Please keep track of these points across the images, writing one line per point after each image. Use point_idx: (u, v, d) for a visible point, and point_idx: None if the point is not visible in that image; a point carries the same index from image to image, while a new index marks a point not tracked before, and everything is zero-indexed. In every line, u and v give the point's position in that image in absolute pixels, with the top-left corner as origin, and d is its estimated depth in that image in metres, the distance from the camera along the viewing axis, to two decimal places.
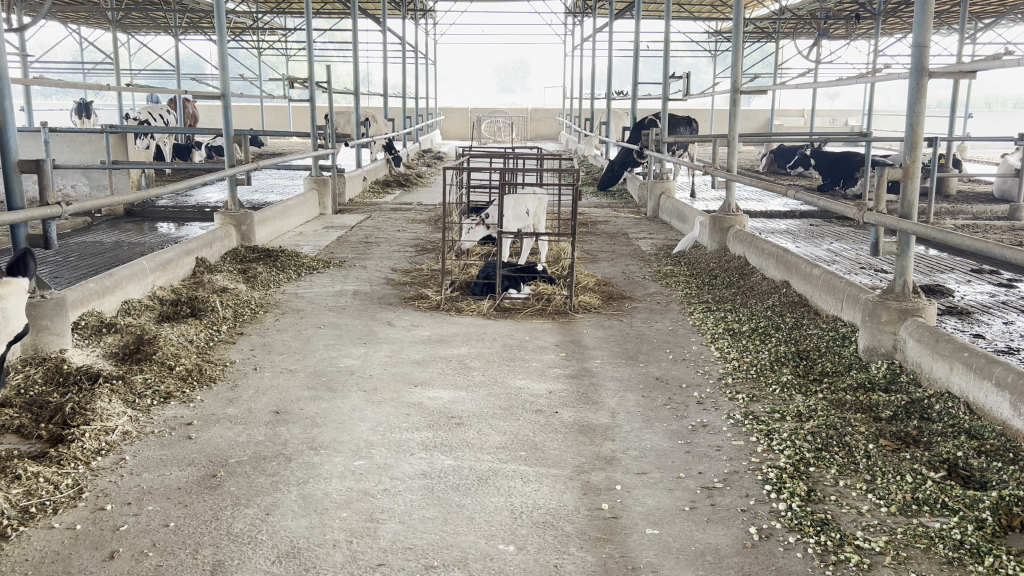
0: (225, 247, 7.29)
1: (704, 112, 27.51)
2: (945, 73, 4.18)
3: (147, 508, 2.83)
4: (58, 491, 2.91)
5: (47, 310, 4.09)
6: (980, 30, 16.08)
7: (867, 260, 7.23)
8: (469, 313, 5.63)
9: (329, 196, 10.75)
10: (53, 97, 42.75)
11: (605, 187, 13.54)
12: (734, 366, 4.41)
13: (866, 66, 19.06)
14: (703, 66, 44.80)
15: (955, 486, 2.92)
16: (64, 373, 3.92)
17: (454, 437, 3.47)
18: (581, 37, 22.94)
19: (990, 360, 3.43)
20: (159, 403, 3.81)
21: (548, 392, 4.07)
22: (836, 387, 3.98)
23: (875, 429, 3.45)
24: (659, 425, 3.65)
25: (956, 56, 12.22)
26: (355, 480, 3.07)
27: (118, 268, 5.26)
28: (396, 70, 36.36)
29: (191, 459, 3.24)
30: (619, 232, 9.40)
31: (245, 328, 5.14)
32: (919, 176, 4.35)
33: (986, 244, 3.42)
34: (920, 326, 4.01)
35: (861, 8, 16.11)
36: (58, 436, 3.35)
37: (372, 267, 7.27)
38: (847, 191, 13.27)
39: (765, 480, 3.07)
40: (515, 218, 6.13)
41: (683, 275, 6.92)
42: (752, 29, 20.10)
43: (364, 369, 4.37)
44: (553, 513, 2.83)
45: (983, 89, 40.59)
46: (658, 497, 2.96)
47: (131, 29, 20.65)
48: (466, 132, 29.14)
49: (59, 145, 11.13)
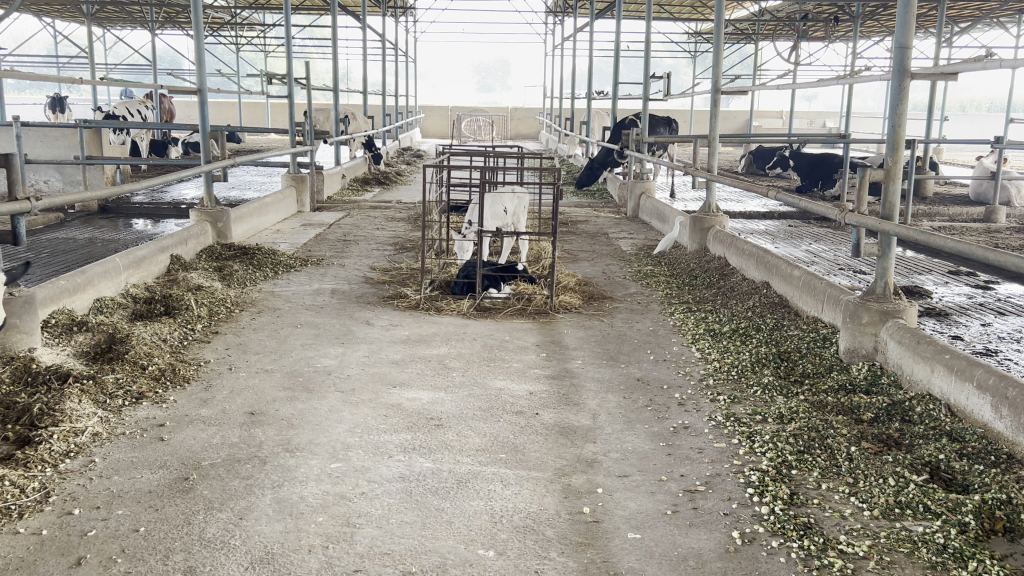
0: (201, 244, 7.18)
1: (685, 113, 27.59)
2: (925, 76, 4.17)
3: (116, 512, 2.75)
4: (24, 494, 2.82)
5: (15, 308, 3.99)
6: (957, 34, 16.26)
7: (846, 261, 7.25)
8: (448, 313, 5.57)
9: (307, 193, 10.65)
10: (26, 91, 42.35)
11: (583, 185, 13.61)
12: (715, 368, 4.38)
13: (844, 69, 19.24)
14: (685, 67, 45.01)
15: (937, 490, 2.90)
16: (33, 373, 3.82)
17: (434, 439, 3.41)
18: (562, 36, 22.93)
19: (971, 363, 3.42)
20: (131, 404, 3.73)
21: (529, 393, 4.03)
22: (817, 389, 3.96)
23: (857, 431, 3.43)
24: (640, 426, 3.61)
25: (935, 60, 12.32)
26: (332, 483, 3.00)
27: (90, 265, 5.15)
28: (377, 66, 36.29)
29: (162, 461, 3.16)
30: (599, 231, 9.37)
31: (221, 328, 5.05)
32: (901, 178, 4.35)
33: (967, 245, 3.39)
34: (902, 328, 4.00)
35: (841, 11, 16.27)
36: (25, 437, 3.25)
37: (351, 266, 7.19)
38: (826, 193, 13.34)
39: (747, 482, 3.04)
40: (493, 217, 6.07)
41: (664, 275, 6.90)
42: (732, 31, 20.22)
43: (342, 370, 4.30)
44: (534, 517, 2.79)
45: (959, 93, 41.12)
46: (639, 501, 2.92)
47: (107, 22, 20.41)
48: (446, 130, 29.03)
49: (31, 139, 10.94)
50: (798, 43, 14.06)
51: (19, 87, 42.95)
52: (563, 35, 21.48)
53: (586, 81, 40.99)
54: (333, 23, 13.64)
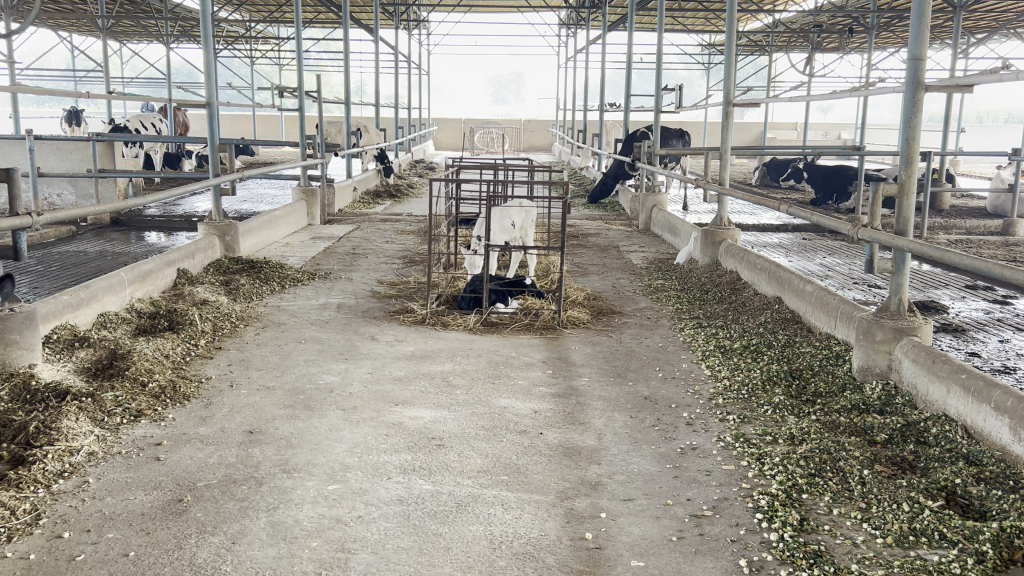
0: (208, 258, 7.15)
1: (699, 126, 27.58)
2: (940, 87, 4.06)
3: (107, 535, 2.69)
4: (14, 517, 2.76)
5: (16, 324, 3.94)
6: (973, 45, 16.11)
7: (860, 275, 7.14)
8: (455, 328, 5.50)
9: (317, 206, 10.64)
10: (45, 104, 42.92)
11: (596, 199, 13.52)
12: (725, 386, 4.28)
13: (860, 80, 19.03)
14: (699, 79, 45.28)
15: (954, 516, 2.79)
16: (32, 391, 3.77)
17: (435, 460, 3.34)
18: (575, 49, 22.94)
19: (988, 384, 3.31)
20: (129, 422, 3.67)
21: (534, 411, 3.94)
22: (829, 409, 3.86)
23: (871, 453, 3.33)
24: (647, 447, 3.52)
25: (949, 71, 12.15)
26: (328, 506, 2.93)
27: (94, 279, 5.12)
28: (390, 79, 36.41)
29: (157, 482, 3.09)
30: (611, 244, 9.30)
31: (224, 343, 5.00)
32: (915, 192, 4.23)
33: (983, 264, 3.29)
34: (916, 345, 3.90)
35: (856, 22, 16.22)
36: (19, 456, 3.20)
37: (358, 280, 7.15)
38: (841, 206, 13.19)
39: (755, 507, 2.94)
40: (501, 231, 6.00)
41: (675, 289, 6.81)
42: (746, 42, 20.14)
43: (344, 388, 4.23)
44: (534, 543, 2.70)
45: (975, 102, 41.14)
46: (644, 526, 2.83)
47: (124, 37, 20.54)
48: (459, 142, 29.07)
49: (45, 152, 10.98)
50: (812, 56, 13.99)
51: (39, 101, 43.41)
52: (575, 47, 21.40)
53: (600, 93, 41.03)
54: (344, 36, 13.38)
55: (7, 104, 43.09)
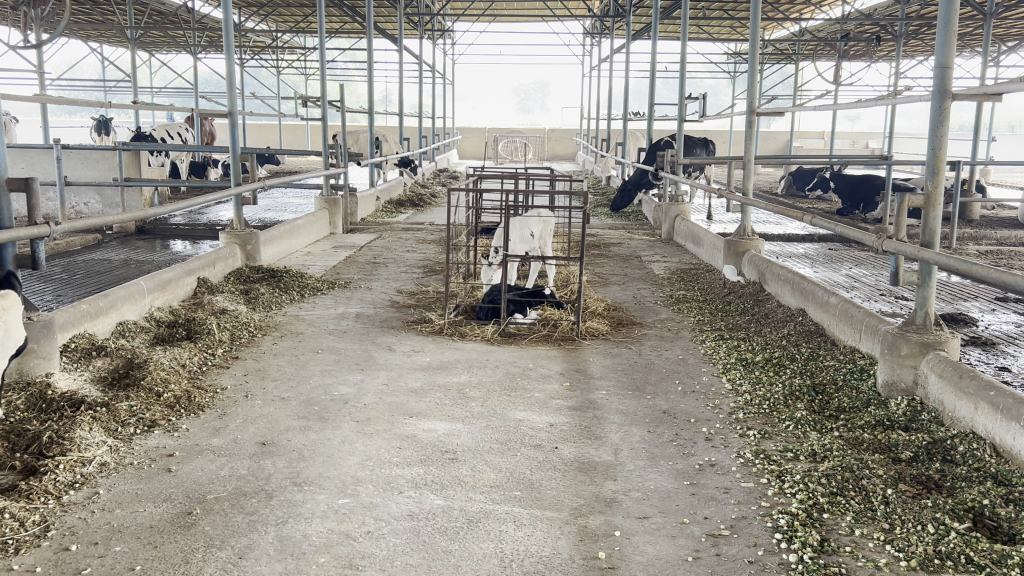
0: (229, 266, 7.16)
1: (723, 134, 27.43)
2: (967, 95, 3.94)
3: (113, 549, 2.66)
4: (22, 528, 2.74)
5: (34, 333, 3.95)
6: (1004, 53, 15.86)
7: (887, 286, 7.01)
8: (473, 339, 5.46)
9: (339, 215, 10.66)
10: (76, 113, 44.01)
11: (619, 208, 13.44)
12: (746, 400, 4.19)
13: (888, 89, 18.83)
14: (723, 89, 45.42)
15: (981, 539, 2.69)
16: (48, 399, 3.77)
17: (447, 474, 3.29)
18: (598, 60, 22.84)
19: (1017, 401, 3.21)
20: (142, 433, 3.65)
21: (549, 425, 3.88)
22: (852, 425, 3.77)
23: (894, 472, 3.24)
24: (664, 463, 3.45)
25: (980, 79, 11.90)
26: (337, 521, 2.89)
27: (113, 288, 5.13)
28: (414, 90, 36.74)
29: (167, 495, 3.07)
30: (632, 254, 9.21)
31: (241, 352, 4.99)
32: (942, 202, 4.12)
33: (1011, 277, 3.18)
34: (942, 360, 3.79)
35: (883, 29, 16.08)
36: (32, 466, 3.20)
37: (378, 289, 7.14)
38: (868, 215, 13.02)
39: (775, 527, 2.86)
40: (520, 241, 5.98)
41: (696, 300, 6.72)
42: (772, 50, 19.97)
43: (359, 399, 4.20)
44: (546, 562, 2.64)
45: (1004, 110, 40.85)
46: (659, 545, 2.76)
47: (153, 47, 20.76)
48: (482, 151, 29.15)
49: (72, 162, 11.11)
50: (838, 65, 13.84)
51: (69, 112, 44.29)
52: (599, 56, 21.37)
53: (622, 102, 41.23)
54: (367, 46, 13.24)
55: (38, 114, 44.18)
